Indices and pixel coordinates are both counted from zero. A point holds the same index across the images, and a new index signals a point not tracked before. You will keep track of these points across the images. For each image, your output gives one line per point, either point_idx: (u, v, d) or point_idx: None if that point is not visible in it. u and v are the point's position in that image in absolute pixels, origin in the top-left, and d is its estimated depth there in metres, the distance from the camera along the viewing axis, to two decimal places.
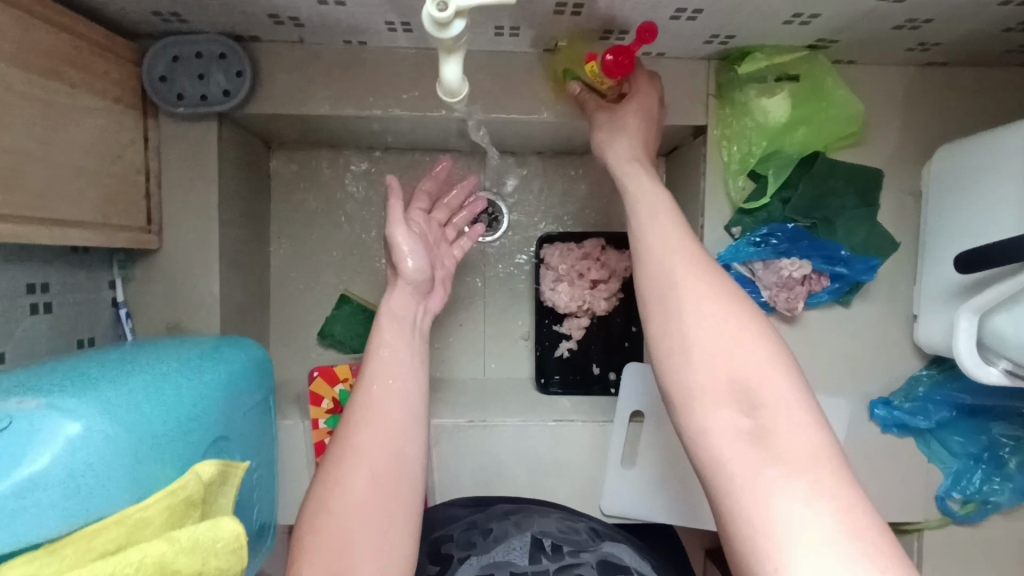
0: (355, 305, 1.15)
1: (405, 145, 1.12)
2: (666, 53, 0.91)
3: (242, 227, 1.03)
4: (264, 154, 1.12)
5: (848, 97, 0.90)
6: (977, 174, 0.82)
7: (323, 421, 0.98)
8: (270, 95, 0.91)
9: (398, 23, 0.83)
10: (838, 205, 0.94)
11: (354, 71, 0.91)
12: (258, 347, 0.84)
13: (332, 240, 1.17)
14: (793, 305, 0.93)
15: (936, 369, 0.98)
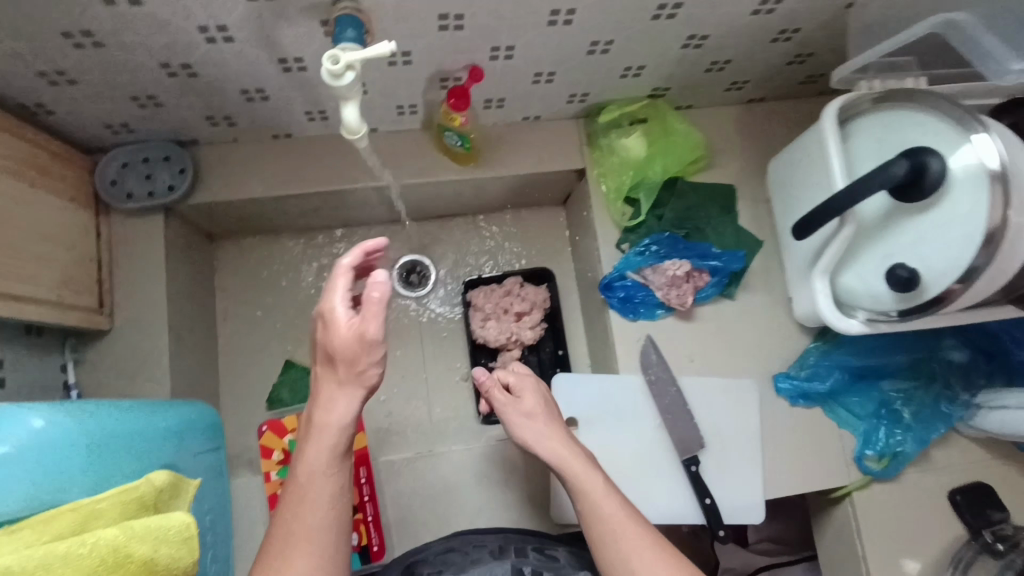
0: (301, 369, 1.21)
1: (336, 222, 1.26)
2: (541, 116, 1.13)
3: (189, 308, 1.12)
4: (206, 246, 1.24)
5: (688, 130, 1.12)
6: (799, 159, 1.01)
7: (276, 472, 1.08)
8: (207, 185, 1.06)
9: (315, 113, 1.01)
10: (704, 216, 1.13)
11: (283, 158, 1.08)
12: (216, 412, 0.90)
13: (276, 316, 1.27)
14: (684, 298, 1.07)
15: (821, 340, 1.11)
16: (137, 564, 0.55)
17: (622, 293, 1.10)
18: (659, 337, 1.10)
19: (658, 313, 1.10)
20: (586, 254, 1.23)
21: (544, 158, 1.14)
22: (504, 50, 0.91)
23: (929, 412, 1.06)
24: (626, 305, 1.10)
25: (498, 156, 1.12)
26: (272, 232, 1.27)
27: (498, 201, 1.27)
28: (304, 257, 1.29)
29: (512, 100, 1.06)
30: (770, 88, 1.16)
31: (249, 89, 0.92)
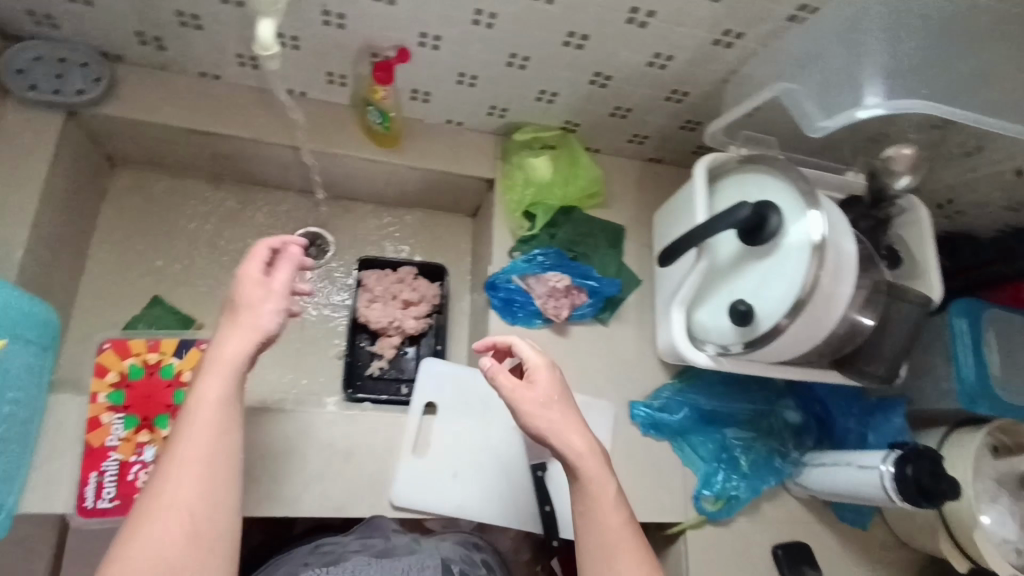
0: (169, 308, 1.09)
1: (244, 176, 1.19)
2: (463, 122, 1.17)
3: (68, 221, 1.03)
4: (102, 169, 1.12)
5: (589, 163, 1.20)
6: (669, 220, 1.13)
7: (104, 394, 0.89)
8: (126, 100, 1.02)
9: (248, 58, 1.01)
10: (592, 244, 1.19)
11: (200, 94, 1.06)
12: (55, 315, 0.89)
13: (122, 246, 1.12)
14: (560, 311, 1.09)
15: (679, 379, 1.16)
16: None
17: (504, 295, 1.10)
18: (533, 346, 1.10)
19: (536, 322, 1.11)
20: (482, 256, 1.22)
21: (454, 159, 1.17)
22: (434, 38, 0.95)
23: (759, 465, 1.12)
24: (506, 307, 1.10)
25: (415, 146, 1.15)
26: (152, 161, 1.15)
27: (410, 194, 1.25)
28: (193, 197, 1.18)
29: (439, 98, 1.09)
30: (666, 151, 1.27)
31: (185, 12, 0.92)
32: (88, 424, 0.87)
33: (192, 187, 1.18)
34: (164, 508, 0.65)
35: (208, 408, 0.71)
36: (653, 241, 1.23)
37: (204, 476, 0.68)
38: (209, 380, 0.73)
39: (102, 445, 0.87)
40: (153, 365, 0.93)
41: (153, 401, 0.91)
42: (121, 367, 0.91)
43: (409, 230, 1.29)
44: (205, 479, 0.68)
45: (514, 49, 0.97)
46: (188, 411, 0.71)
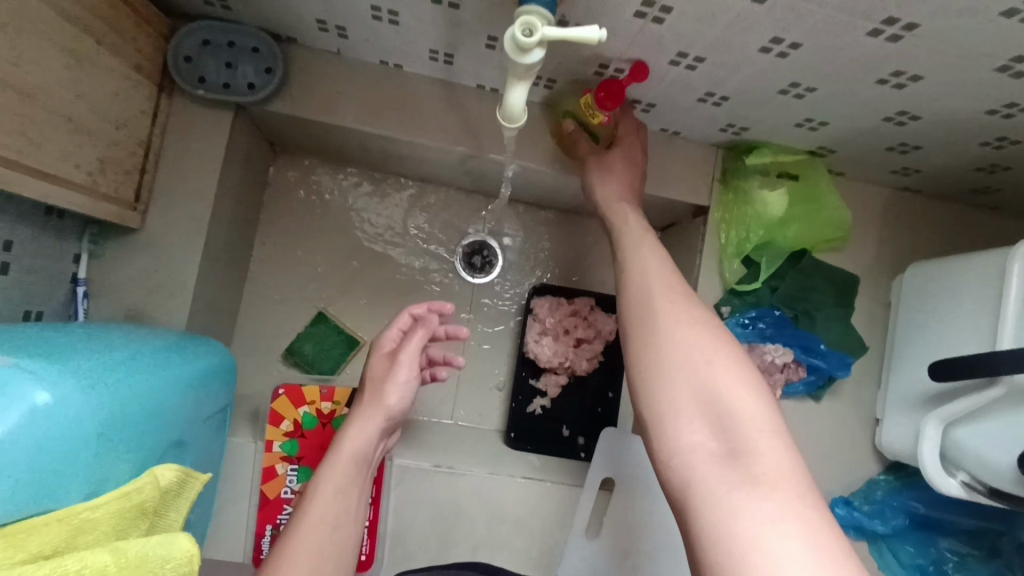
0: (332, 325, 1.00)
1: (412, 174, 1.03)
2: (682, 134, 0.93)
3: (236, 226, 0.93)
4: (265, 157, 0.99)
5: (837, 202, 0.94)
6: (938, 299, 0.88)
7: (278, 443, 0.84)
8: (295, 98, 0.87)
9: (442, 54, 0.82)
10: (817, 300, 0.96)
11: (378, 92, 0.88)
12: (226, 350, 0.78)
13: (284, 248, 1.02)
14: (771, 390, 0.92)
15: (893, 475, 0.98)
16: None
17: None
18: None
19: None
20: None
21: (664, 181, 0.95)
22: (693, 59, 0.70)
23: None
24: None
25: None
26: (316, 153, 1.00)
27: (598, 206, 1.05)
28: (355, 192, 1.04)
29: (664, 110, 0.86)
30: (933, 186, 0.98)
31: (381, 6, 0.72)
32: (264, 474, 0.83)
33: (353, 180, 1.04)
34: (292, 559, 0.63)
35: (353, 490, 0.71)
36: (899, 295, 0.97)
37: (331, 543, 0.66)
38: (357, 434, 0.74)
39: (278, 497, 0.83)
40: (326, 415, 0.86)
41: (326, 452, 0.85)
42: (295, 416, 0.84)
43: (587, 245, 1.11)
44: (332, 545, 0.66)
45: (798, 80, 0.71)
46: (330, 480, 0.70)
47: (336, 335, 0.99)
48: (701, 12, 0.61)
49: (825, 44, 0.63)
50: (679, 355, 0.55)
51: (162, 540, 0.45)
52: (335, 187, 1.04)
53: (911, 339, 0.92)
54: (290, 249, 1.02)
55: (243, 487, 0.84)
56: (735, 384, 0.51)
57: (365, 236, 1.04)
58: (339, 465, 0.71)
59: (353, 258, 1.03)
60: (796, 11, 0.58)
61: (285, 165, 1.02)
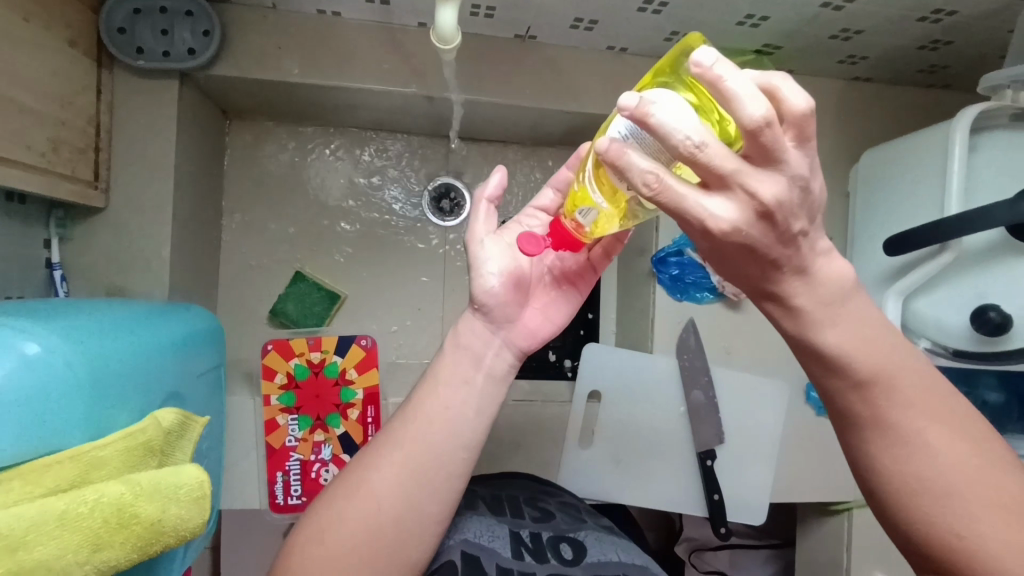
0: (312, 283, 1.01)
1: (370, 124, 1.03)
2: (629, 48, 0.94)
3: (201, 197, 0.94)
4: (220, 125, 0.99)
5: None
6: (887, 180, 0.92)
7: (276, 397, 0.87)
8: (238, 58, 0.86)
9: None
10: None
11: (321, 42, 0.88)
12: (210, 315, 0.81)
13: (253, 214, 1.02)
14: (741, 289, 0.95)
15: None
16: (144, 525, 0.46)
17: (676, 270, 0.96)
18: (702, 327, 0.97)
19: (707, 297, 0.96)
20: None
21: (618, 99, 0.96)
22: None
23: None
24: (676, 284, 0.96)
25: (574, 86, 0.93)
26: (271, 115, 1.00)
27: (558, 134, 1.06)
28: (316, 150, 1.05)
29: (608, 24, 0.86)
30: (880, 71, 0.99)
31: None
32: (266, 427, 0.87)
33: (312, 138, 1.04)
34: (391, 473, 0.60)
35: (465, 394, 0.64)
36: (855, 184, 1.00)
37: (433, 460, 0.61)
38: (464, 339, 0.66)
39: (283, 446, 0.87)
40: (317, 365, 0.89)
41: (323, 400, 0.89)
42: (287, 368, 0.88)
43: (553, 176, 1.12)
44: (432, 461, 0.61)
45: None
46: (441, 390, 0.64)
47: (316, 292, 1.01)
48: None
49: None
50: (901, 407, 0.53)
51: (171, 471, 0.49)
52: (296, 147, 1.04)
53: (871, 223, 0.95)
54: (260, 214, 1.02)
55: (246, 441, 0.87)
56: (937, 437, 0.52)
57: (332, 192, 1.05)
58: (448, 378, 0.64)
59: (323, 215, 1.04)
60: None
61: (242, 131, 1.02)
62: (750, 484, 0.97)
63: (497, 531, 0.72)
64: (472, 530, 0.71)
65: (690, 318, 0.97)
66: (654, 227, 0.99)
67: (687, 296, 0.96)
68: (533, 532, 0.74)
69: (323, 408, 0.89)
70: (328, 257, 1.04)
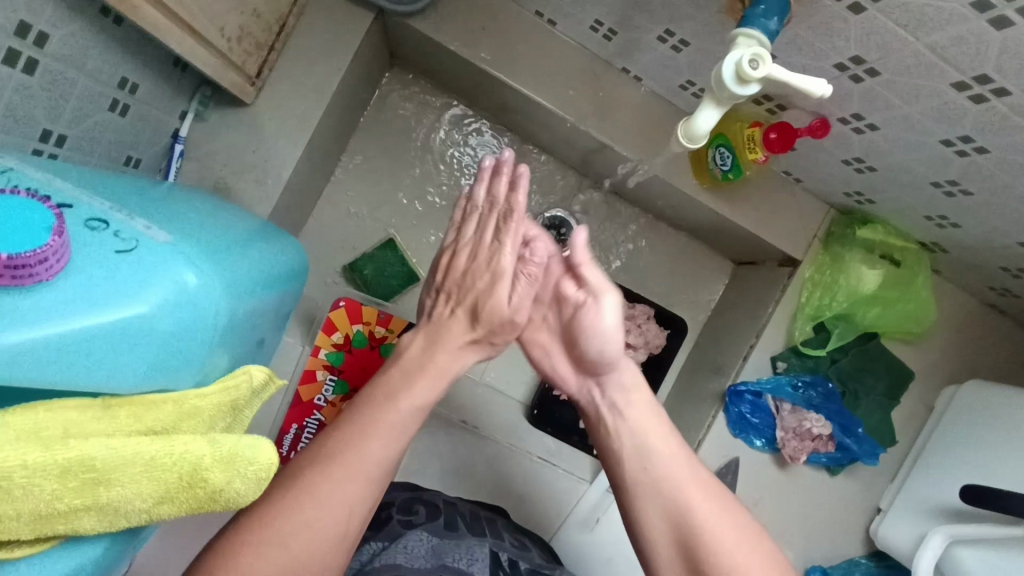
0: (398, 257, 0.97)
1: (520, 129, 1.00)
2: (804, 181, 0.90)
3: (336, 128, 0.90)
4: (382, 66, 0.95)
5: (927, 300, 0.93)
6: (987, 420, 0.88)
7: (325, 351, 0.83)
8: (438, 22, 0.83)
9: (604, 28, 0.78)
10: (869, 384, 0.95)
11: (523, 41, 0.84)
12: (302, 249, 0.77)
13: (371, 162, 0.99)
14: (798, 456, 0.91)
15: (874, 561, 0.99)
16: (206, 491, 0.41)
17: (746, 409, 0.93)
18: (743, 469, 0.95)
19: (760, 445, 0.95)
20: (730, 330, 1.02)
21: (768, 223, 0.93)
22: (865, 124, 0.68)
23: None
24: (739, 421, 0.94)
25: (734, 192, 0.90)
26: (434, 78, 0.97)
27: (689, 221, 1.02)
28: (457, 129, 1.01)
29: (800, 156, 0.83)
30: (1021, 311, 0.96)
31: None
32: (304, 376, 0.83)
33: (460, 116, 1.01)
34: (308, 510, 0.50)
35: (404, 432, 0.56)
36: (947, 404, 0.97)
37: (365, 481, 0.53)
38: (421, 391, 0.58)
39: (311, 401, 0.83)
40: (376, 339, 0.85)
41: (366, 374, 0.85)
42: (347, 331, 0.84)
43: (660, 255, 1.09)
44: (370, 481, 0.53)
45: (957, 180, 0.68)
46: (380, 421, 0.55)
47: (399, 265, 0.97)
48: (909, 87, 0.58)
49: (1012, 158, 0.60)
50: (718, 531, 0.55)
51: (252, 442, 0.43)
52: (440, 118, 1.00)
53: (947, 450, 0.92)
54: (379, 167, 0.99)
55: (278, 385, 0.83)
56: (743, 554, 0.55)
57: (452, 176, 1.01)
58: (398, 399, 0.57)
59: (436, 193, 1.01)
60: (1005, 121, 0.55)
61: (397, 80, 0.99)
62: None
63: (476, 554, 0.69)
64: (451, 555, 0.68)
65: (737, 457, 0.95)
66: (742, 356, 0.96)
67: (743, 436, 0.94)
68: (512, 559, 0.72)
69: (364, 382, 0.84)
70: (422, 234, 1.01)
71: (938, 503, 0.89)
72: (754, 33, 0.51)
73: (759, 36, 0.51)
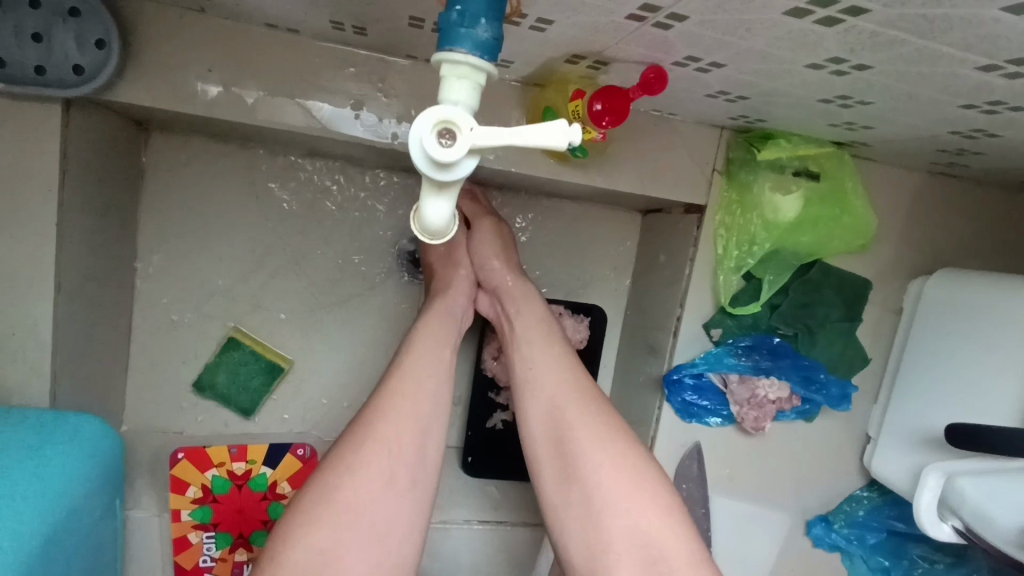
0: (249, 352, 0.82)
1: (333, 154, 0.80)
2: (679, 114, 0.72)
3: (105, 244, 0.72)
4: (132, 140, 0.75)
5: (863, 206, 0.77)
6: (964, 328, 0.75)
7: (187, 512, 0.74)
8: (148, 82, 0.62)
9: (350, 25, 0.58)
10: (822, 316, 0.81)
11: (274, 65, 0.64)
12: (95, 424, 0.64)
13: (176, 256, 0.81)
14: (761, 425, 0.80)
15: (876, 492, 0.90)
16: None
17: (691, 393, 0.81)
18: (708, 452, 0.84)
19: (717, 423, 0.83)
20: (655, 300, 0.87)
21: (655, 176, 0.75)
22: (708, 64, 0.49)
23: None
24: (687, 407, 0.82)
25: (598, 156, 0.72)
26: (205, 130, 0.77)
27: (568, 192, 0.85)
28: (260, 178, 0.82)
29: (661, 99, 0.64)
30: (976, 172, 0.80)
31: None
32: (175, 545, 0.74)
33: (258, 162, 0.81)
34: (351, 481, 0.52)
35: (429, 386, 0.58)
36: (914, 307, 0.83)
37: (406, 437, 0.55)
38: (417, 385, 0.58)
39: (196, 566, 0.75)
40: (240, 475, 0.76)
41: (245, 516, 0.76)
42: (203, 481, 0.74)
43: (555, 233, 0.92)
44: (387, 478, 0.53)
45: (850, 95, 0.50)
46: (405, 380, 0.57)
47: (253, 361, 0.83)
48: (734, 23, 0.39)
49: (904, 69, 0.42)
50: (587, 437, 0.57)
51: None
52: (235, 173, 0.81)
53: (927, 367, 0.80)
54: (186, 257, 0.81)
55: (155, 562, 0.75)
56: (627, 478, 0.55)
57: (278, 237, 0.83)
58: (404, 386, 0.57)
59: (268, 261, 0.83)
60: (878, 37, 0.37)
61: (164, 145, 0.79)
62: None
63: None
64: None
65: (696, 443, 0.83)
66: (671, 334, 0.82)
67: (697, 420, 0.82)
68: None
69: (243, 526, 0.75)
70: (270, 315, 0.84)
71: (928, 428, 0.78)
72: (461, 59, 0.37)
73: (471, 65, 0.36)
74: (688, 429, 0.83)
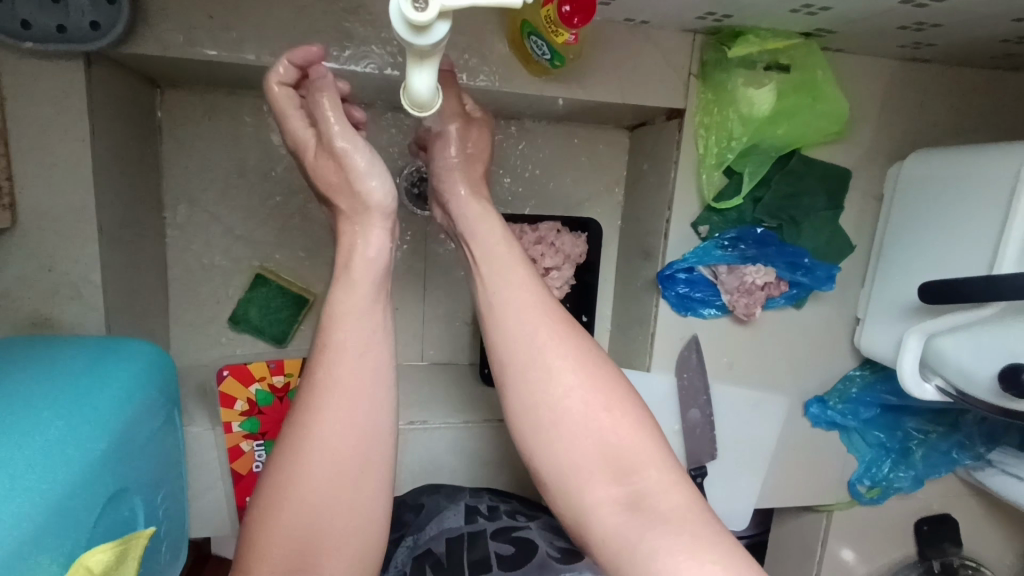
0: (275, 287, 0.90)
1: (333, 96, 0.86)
2: (651, 20, 0.76)
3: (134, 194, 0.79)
4: (146, 97, 0.81)
5: (835, 92, 0.81)
6: (939, 198, 0.80)
7: (237, 423, 0.82)
8: (158, 33, 0.68)
9: None
10: (805, 205, 0.86)
11: (268, 8, 0.70)
12: (150, 347, 0.73)
13: (200, 204, 0.88)
14: (751, 311, 0.86)
15: (867, 370, 0.96)
16: None
17: (683, 287, 0.87)
18: (705, 341, 0.90)
19: (711, 314, 0.89)
20: (647, 207, 0.93)
21: (634, 82, 0.79)
22: None
23: (938, 458, 0.97)
24: (682, 301, 0.88)
25: (576, 68, 0.77)
26: (211, 83, 0.82)
27: (557, 111, 0.90)
28: (268, 124, 0.88)
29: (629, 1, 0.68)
30: (947, 54, 0.83)
31: None
32: (231, 454, 0.83)
33: (264, 109, 0.87)
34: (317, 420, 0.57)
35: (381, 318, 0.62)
36: (895, 189, 0.87)
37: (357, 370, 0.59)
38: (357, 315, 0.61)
39: (251, 472, 0.84)
40: (280, 389, 0.85)
41: None
42: (248, 395, 0.83)
43: (547, 155, 0.97)
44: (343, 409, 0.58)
45: None
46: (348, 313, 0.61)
47: (280, 296, 0.90)
48: None
49: None
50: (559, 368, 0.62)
51: None
52: (243, 121, 0.87)
53: (904, 241, 0.85)
54: (209, 205, 0.88)
55: (208, 475, 0.84)
56: (599, 401, 0.61)
57: (292, 180, 0.89)
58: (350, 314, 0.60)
59: (283, 202, 0.90)
60: None
61: (175, 101, 0.85)
62: (734, 496, 0.98)
63: (451, 511, 0.82)
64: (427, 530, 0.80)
65: (693, 333, 0.89)
66: (662, 236, 0.87)
67: (692, 312, 0.88)
68: (490, 504, 0.84)
69: None
70: (291, 253, 0.91)
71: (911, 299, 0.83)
72: None
73: None
74: (684, 321, 0.89)
